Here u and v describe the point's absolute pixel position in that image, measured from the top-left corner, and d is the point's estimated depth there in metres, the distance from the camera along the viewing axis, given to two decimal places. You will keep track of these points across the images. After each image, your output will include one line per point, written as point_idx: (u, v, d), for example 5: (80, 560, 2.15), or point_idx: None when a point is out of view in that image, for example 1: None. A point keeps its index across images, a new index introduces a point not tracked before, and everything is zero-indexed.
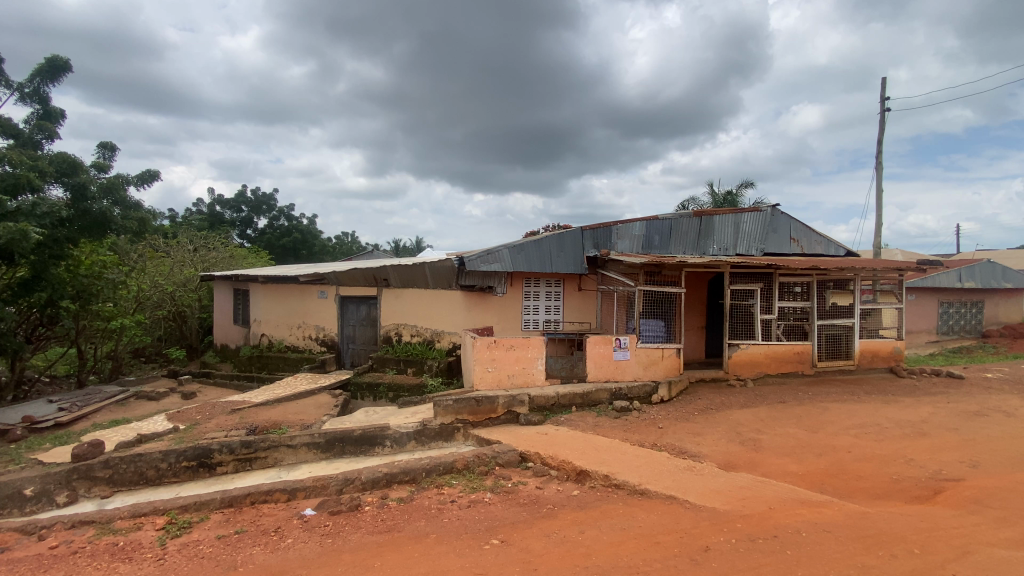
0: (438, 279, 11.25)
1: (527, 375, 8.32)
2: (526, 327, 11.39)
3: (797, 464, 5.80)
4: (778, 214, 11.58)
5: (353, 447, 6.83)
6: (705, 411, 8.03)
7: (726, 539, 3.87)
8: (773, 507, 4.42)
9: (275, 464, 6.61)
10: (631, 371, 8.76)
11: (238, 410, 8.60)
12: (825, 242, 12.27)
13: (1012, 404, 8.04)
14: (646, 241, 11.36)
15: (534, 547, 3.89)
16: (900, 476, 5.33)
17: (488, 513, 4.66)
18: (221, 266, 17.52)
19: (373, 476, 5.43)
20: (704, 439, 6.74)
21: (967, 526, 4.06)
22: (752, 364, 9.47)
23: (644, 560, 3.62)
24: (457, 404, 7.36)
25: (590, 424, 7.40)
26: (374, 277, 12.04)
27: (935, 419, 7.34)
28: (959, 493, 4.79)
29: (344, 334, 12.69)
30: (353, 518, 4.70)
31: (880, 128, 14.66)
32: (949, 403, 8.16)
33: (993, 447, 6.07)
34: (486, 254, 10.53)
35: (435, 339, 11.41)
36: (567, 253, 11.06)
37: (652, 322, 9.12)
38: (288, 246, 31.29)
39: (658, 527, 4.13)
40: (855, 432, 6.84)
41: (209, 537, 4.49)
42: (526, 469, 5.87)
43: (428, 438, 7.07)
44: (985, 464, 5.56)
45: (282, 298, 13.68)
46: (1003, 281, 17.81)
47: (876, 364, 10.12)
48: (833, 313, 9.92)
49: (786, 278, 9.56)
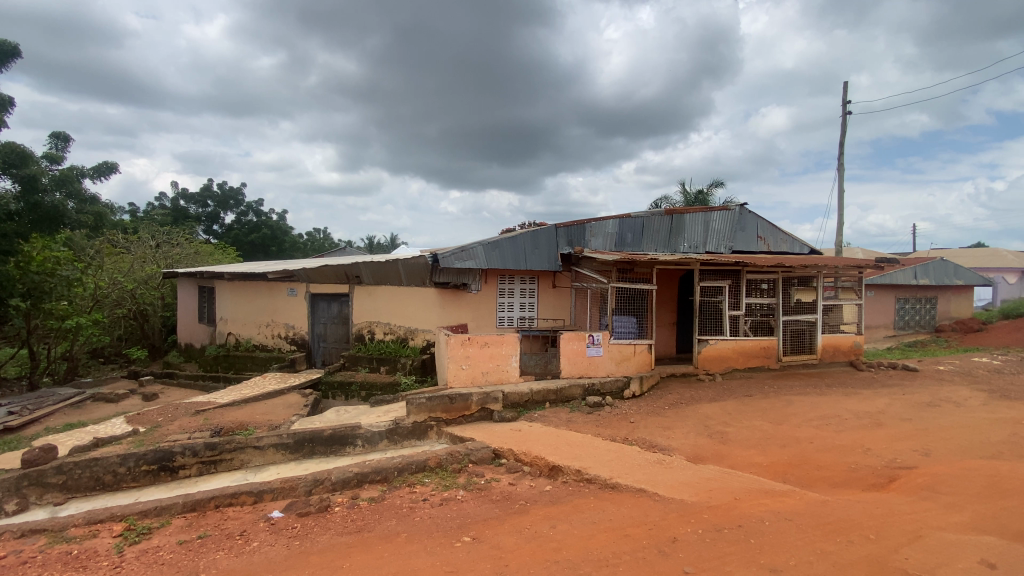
0: (412, 277, 11.12)
1: (500, 372, 8.32)
2: (501, 324, 11.41)
3: (762, 456, 5.97)
4: (746, 213, 11.93)
5: (323, 447, 6.72)
6: (675, 405, 8.18)
7: (693, 530, 3.95)
8: (738, 497, 4.55)
9: (242, 466, 6.44)
10: (603, 367, 8.90)
11: (202, 412, 8.33)
12: (791, 241, 12.69)
13: (962, 395, 8.46)
14: (619, 238, 11.45)
15: (504, 544, 3.90)
16: (858, 465, 5.55)
17: (460, 511, 4.64)
18: (186, 262, 16.90)
19: (344, 476, 5.33)
20: (674, 433, 6.88)
21: (920, 511, 4.26)
22: (720, 359, 9.69)
23: (614, 552, 3.67)
24: (431, 402, 7.25)
25: (563, 420, 7.46)
26: (346, 274, 11.78)
27: (892, 410, 7.67)
28: (912, 480, 5.03)
29: (315, 332, 12.41)
30: (322, 520, 4.60)
31: (843, 130, 15.21)
32: (904, 395, 8.55)
33: (945, 436, 6.38)
34: (460, 252, 10.45)
35: (408, 336, 11.29)
36: (542, 251, 11.10)
37: (624, 319, 9.23)
38: (257, 243, 30.40)
39: (627, 520, 4.19)
40: (817, 424, 7.09)
41: (170, 542, 4.34)
42: (499, 465, 5.87)
43: (401, 437, 7.02)
44: (935, 452, 5.85)
45: (251, 296, 13.31)
46: (955, 278, 18.75)
47: (837, 358, 10.52)
48: (797, 309, 10.26)
49: (753, 275, 9.82)
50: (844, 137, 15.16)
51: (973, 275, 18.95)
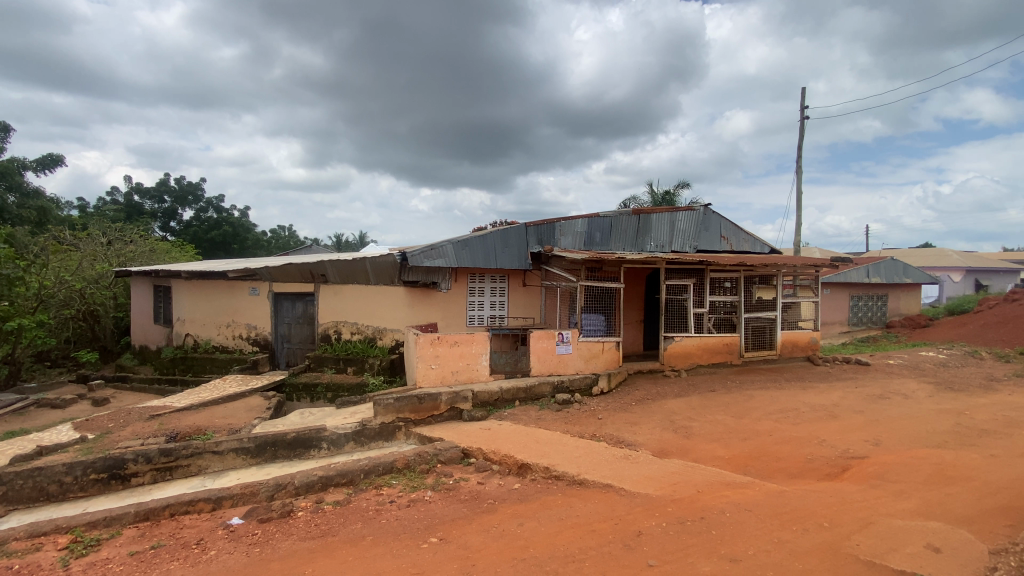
0: (380, 275, 10.94)
1: (470, 371, 8.28)
2: (471, 323, 11.35)
3: (724, 449, 6.15)
4: (710, 214, 12.26)
5: (286, 451, 6.53)
6: (642, 401, 8.34)
7: (658, 523, 4.03)
8: (701, 489, 4.67)
9: (200, 472, 6.20)
10: (572, 364, 8.98)
11: (157, 417, 7.97)
12: (752, 241, 13.10)
13: (909, 388, 8.94)
14: (587, 237, 11.57)
15: (472, 543, 3.88)
16: (814, 456, 5.78)
17: (427, 512, 4.60)
18: (140, 261, 16.14)
19: (308, 480, 5.19)
20: (640, 428, 7.01)
21: (870, 499, 4.48)
22: (685, 356, 9.93)
23: (579, 548, 3.71)
24: (399, 402, 7.15)
25: (533, 418, 7.50)
26: (311, 273, 11.48)
27: (846, 403, 8.02)
28: (863, 469, 5.28)
29: (278, 333, 12.07)
30: (284, 525, 4.48)
31: (801, 135, 15.81)
32: (857, 388, 8.96)
33: (894, 427, 6.72)
34: (430, 250, 10.32)
35: (376, 336, 11.10)
36: (511, 249, 11.10)
37: (592, 316, 9.33)
38: (217, 240, 29.30)
39: (594, 515, 4.24)
40: (777, 417, 7.35)
41: (121, 554, 4.14)
42: (468, 465, 5.85)
43: (368, 438, 6.92)
44: (885, 442, 6.16)
45: (210, 296, 12.83)
46: (903, 276, 19.76)
47: (795, 353, 10.94)
48: (758, 307, 10.61)
49: (716, 273, 10.10)
50: (802, 141, 15.77)
51: (920, 273, 20.00)
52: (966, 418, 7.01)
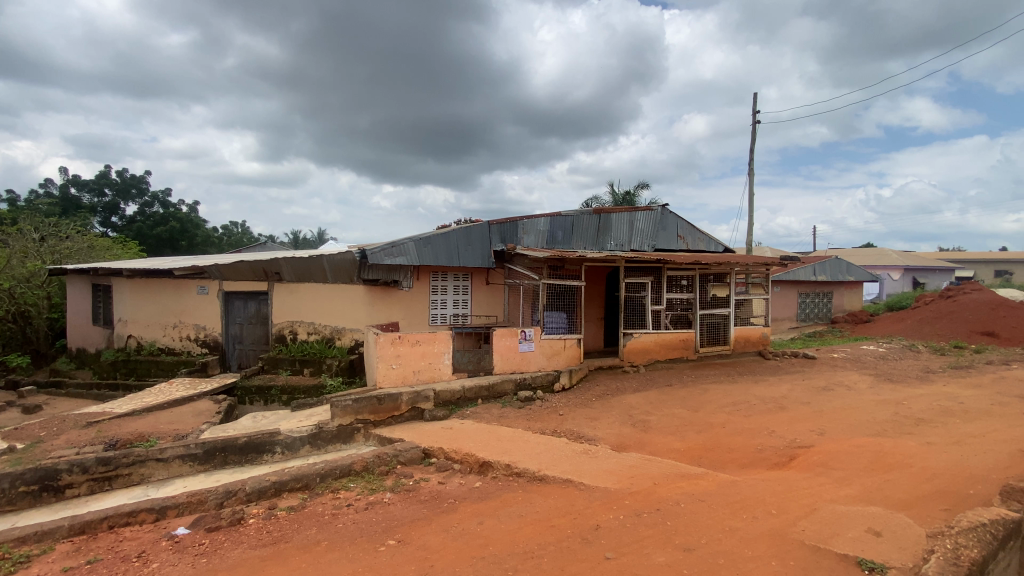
0: (338, 273, 10.66)
1: (432, 370, 8.19)
2: (433, 322, 11.23)
3: (680, 441, 6.34)
4: (667, 214, 12.60)
5: (237, 456, 6.28)
6: (602, 396, 8.49)
7: (616, 516, 4.11)
8: (657, 482, 4.80)
9: (142, 481, 5.87)
10: (535, 362, 9.04)
11: (95, 423, 7.49)
12: (707, 240, 13.55)
13: (851, 380, 9.47)
14: (550, 236, 11.65)
15: (431, 544, 3.84)
16: (764, 446, 6.04)
17: (385, 514, 4.52)
18: (78, 258, 15.15)
19: (260, 485, 5.00)
20: (601, 423, 7.12)
21: (815, 486, 4.72)
22: (644, 352, 10.17)
23: (539, 544, 3.73)
24: (357, 404, 7.00)
25: (495, 416, 7.49)
26: (264, 270, 11.05)
27: (794, 394, 8.43)
28: (809, 458, 5.56)
29: (229, 333, 11.58)
30: (234, 534, 4.30)
31: (753, 139, 16.47)
32: (804, 380, 9.43)
33: (837, 417, 7.11)
34: (390, 247, 10.13)
35: (334, 336, 10.83)
36: (474, 247, 11.05)
37: (554, 314, 9.42)
38: (164, 237, 27.80)
39: (554, 510, 4.28)
40: (730, 410, 7.63)
41: (53, 571, 3.87)
42: (428, 465, 5.79)
43: (325, 441, 6.74)
44: (829, 432, 6.50)
45: (155, 295, 12.17)
46: (847, 274, 20.92)
47: (748, 348, 11.40)
48: (712, 304, 10.99)
49: (673, 271, 10.39)
50: (753, 145, 16.45)
51: (862, 272, 21.23)
52: (902, 408, 7.48)
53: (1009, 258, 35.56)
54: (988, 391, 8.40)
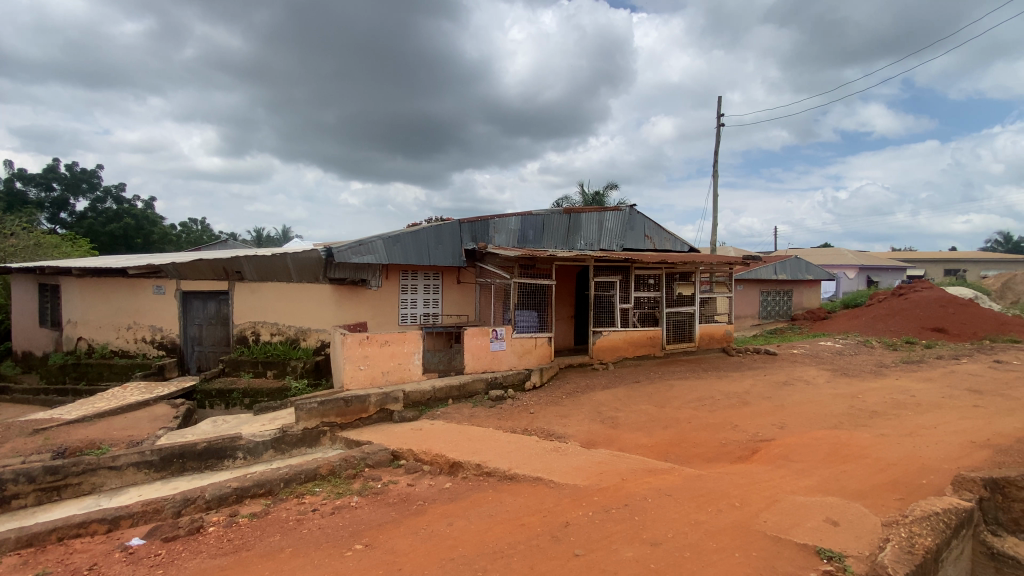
0: (303, 272, 10.38)
1: (401, 371, 8.08)
2: (403, 321, 11.08)
3: (647, 437, 6.46)
4: (635, 214, 12.81)
5: (196, 462, 6.04)
6: (572, 394, 8.56)
7: (585, 513, 4.15)
8: (626, 477, 4.87)
9: (94, 490, 5.58)
10: (505, 361, 9.04)
11: (42, 430, 7.06)
12: (674, 240, 13.85)
13: (809, 374, 9.85)
14: (520, 235, 11.66)
15: (399, 547, 3.79)
16: (727, 440, 6.22)
17: (352, 518, 4.43)
18: (23, 257, 14.28)
19: (220, 492, 4.83)
20: (570, 421, 7.18)
21: (776, 478, 4.88)
22: (612, 349, 10.32)
23: (509, 543, 3.73)
24: (323, 406, 6.83)
25: (465, 416, 7.46)
26: (225, 269, 10.68)
27: (756, 389, 8.71)
28: (770, 451, 5.75)
29: (188, 335, 11.14)
30: (193, 543, 4.13)
31: (717, 141, 16.94)
32: (764, 375, 9.76)
33: (796, 411, 7.38)
34: (358, 245, 9.92)
35: (299, 337, 10.55)
36: (445, 246, 10.95)
37: (525, 313, 9.43)
38: (117, 234, 26.48)
39: (524, 509, 4.29)
40: (695, 405, 7.83)
41: None
42: (397, 467, 5.71)
43: (289, 445, 6.58)
44: (789, 425, 6.74)
45: (107, 295, 11.59)
46: (806, 273, 21.74)
47: (712, 345, 11.72)
48: (678, 302, 11.24)
49: (641, 271, 10.58)
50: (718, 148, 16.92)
51: (819, 271, 22.11)
52: (857, 401, 7.83)
53: (953, 258, 37.74)
54: (935, 384, 8.88)
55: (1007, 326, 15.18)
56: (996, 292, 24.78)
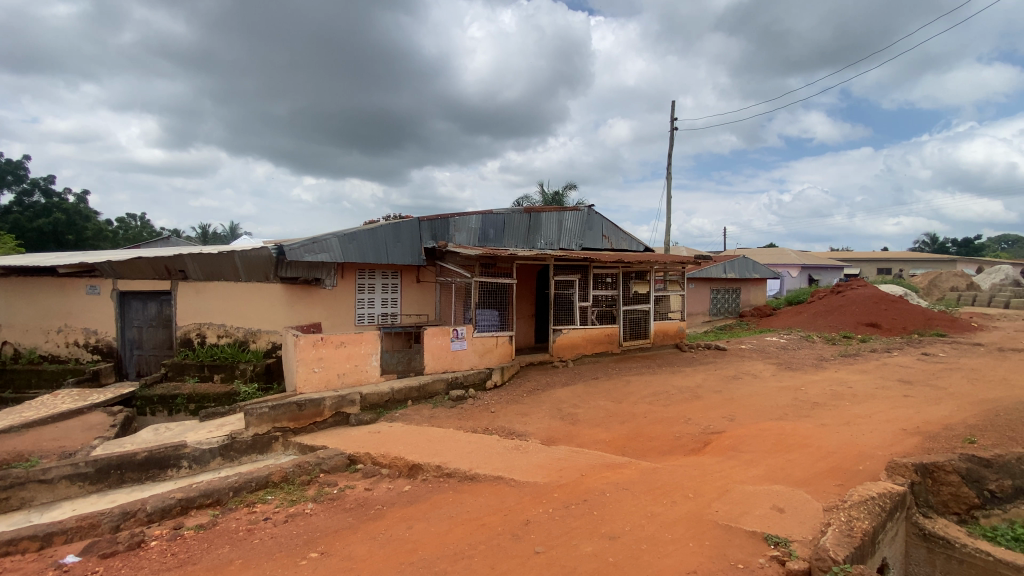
0: (252, 271, 9.94)
1: (358, 372, 7.89)
2: (360, 322, 10.81)
3: (606, 432, 6.58)
4: (593, 214, 13.03)
5: (137, 473, 5.68)
6: (532, 392, 8.62)
7: (545, 510, 4.18)
8: (585, 473, 4.95)
9: (21, 506, 5.16)
10: (466, 360, 8.99)
11: None
12: (630, 240, 14.18)
13: (755, 368, 10.34)
14: (480, 234, 11.62)
15: (357, 553, 3.69)
16: (681, 433, 6.43)
17: (307, 526, 4.28)
18: None
19: (163, 504, 4.56)
20: (531, 418, 7.23)
21: (727, 469, 5.09)
22: (571, 347, 10.46)
23: (470, 543, 3.71)
24: (275, 411, 6.58)
25: (425, 417, 7.36)
26: (167, 268, 10.09)
27: (707, 384, 9.05)
28: (721, 442, 5.99)
29: (126, 338, 10.46)
30: (133, 559, 3.88)
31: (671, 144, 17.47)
32: (715, 370, 10.15)
33: (745, 403, 7.72)
34: (312, 243, 9.61)
35: (249, 339, 10.10)
36: (403, 244, 10.77)
37: (486, 312, 9.41)
38: (47, 230, 24.52)
39: (485, 509, 4.28)
40: (651, 400, 8.05)
41: None
42: (354, 471, 5.57)
43: (238, 453, 6.29)
44: (738, 417, 7.05)
45: (34, 296, 10.71)
46: (753, 272, 22.77)
47: (666, 341, 12.09)
48: (634, 300, 11.52)
49: (599, 270, 10.77)
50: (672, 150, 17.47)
51: (765, 269, 23.21)
52: (800, 393, 8.28)
53: (884, 258, 40.50)
54: (869, 376, 9.51)
55: (932, 321, 16.44)
56: (923, 289, 26.76)
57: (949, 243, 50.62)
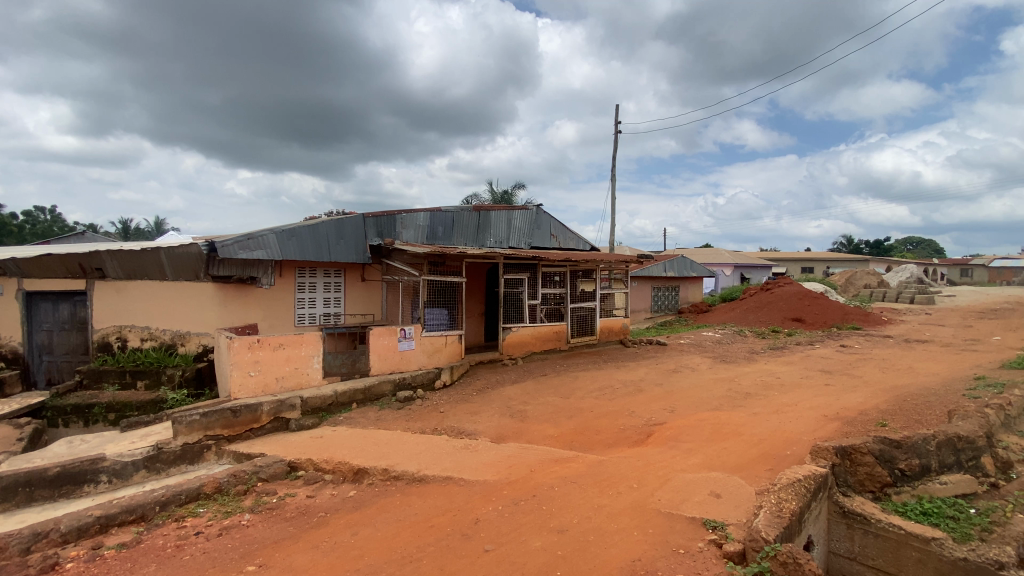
0: (180, 270, 9.28)
1: (299, 376, 7.56)
2: (301, 323, 10.36)
3: (554, 428, 6.68)
4: (541, 213, 13.15)
5: (48, 491, 5.17)
6: (482, 390, 8.61)
7: (495, 508, 4.18)
8: (534, 469, 4.99)
9: None
10: (414, 360, 8.84)
11: None
12: (577, 239, 14.44)
13: (694, 362, 10.85)
14: (429, 231, 11.44)
15: (299, 563, 3.54)
16: (626, 426, 6.63)
17: (244, 538, 4.05)
18: None
19: (79, 523, 4.16)
20: (480, 417, 7.21)
21: (668, 459, 5.30)
22: (520, 345, 10.54)
23: (418, 546, 3.65)
24: (207, 418, 6.19)
25: (371, 419, 7.17)
26: (81, 266, 9.23)
27: (650, 377, 9.39)
28: (663, 433, 6.23)
29: (33, 343, 9.47)
30: None
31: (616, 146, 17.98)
32: (657, 364, 10.56)
33: (684, 395, 8.08)
34: (247, 240, 9.10)
35: (177, 342, 9.40)
36: (347, 242, 10.42)
37: (435, 311, 9.28)
38: None
39: (433, 510, 4.21)
40: (597, 394, 8.25)
41: None
42: (295, 479, 5.32)
43: (165, 464, 5.85)
44: (678, 409, 7.36)
45: None
46: (691, 271, 23.86)
47: (611, 337, 12.44)
48: (581, 298, 11.76)
49: (547, 268, 10.90)
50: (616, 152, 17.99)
51: (702, 268, 24.38)
52: (734, 384, 8.77)
53: (808, 257, 43.64)
54: (795, 367, 10.23)
55: (849, 315, 17.95)
56: (841, 286, 29.10)
57: (863, 244, 55.31)
